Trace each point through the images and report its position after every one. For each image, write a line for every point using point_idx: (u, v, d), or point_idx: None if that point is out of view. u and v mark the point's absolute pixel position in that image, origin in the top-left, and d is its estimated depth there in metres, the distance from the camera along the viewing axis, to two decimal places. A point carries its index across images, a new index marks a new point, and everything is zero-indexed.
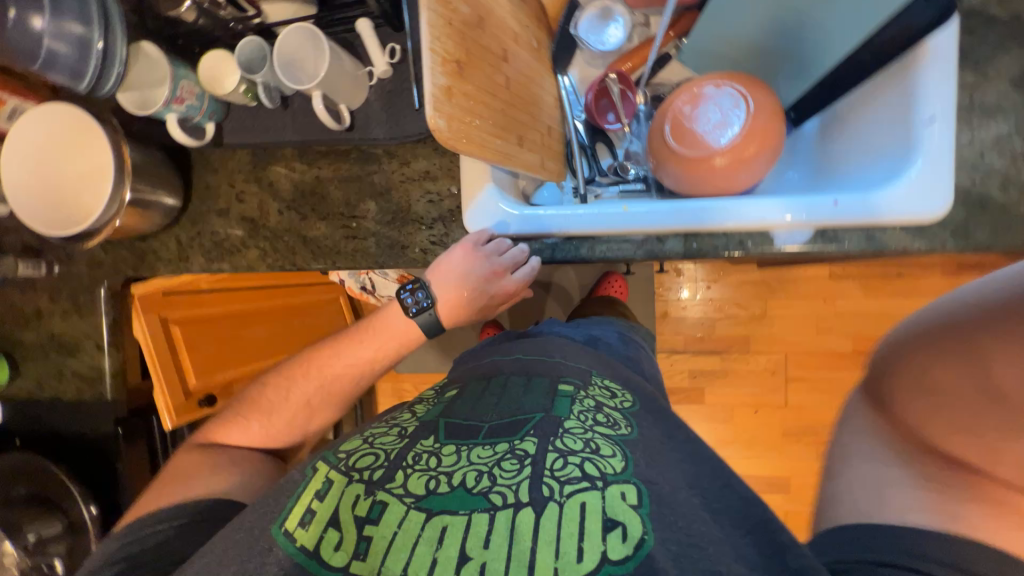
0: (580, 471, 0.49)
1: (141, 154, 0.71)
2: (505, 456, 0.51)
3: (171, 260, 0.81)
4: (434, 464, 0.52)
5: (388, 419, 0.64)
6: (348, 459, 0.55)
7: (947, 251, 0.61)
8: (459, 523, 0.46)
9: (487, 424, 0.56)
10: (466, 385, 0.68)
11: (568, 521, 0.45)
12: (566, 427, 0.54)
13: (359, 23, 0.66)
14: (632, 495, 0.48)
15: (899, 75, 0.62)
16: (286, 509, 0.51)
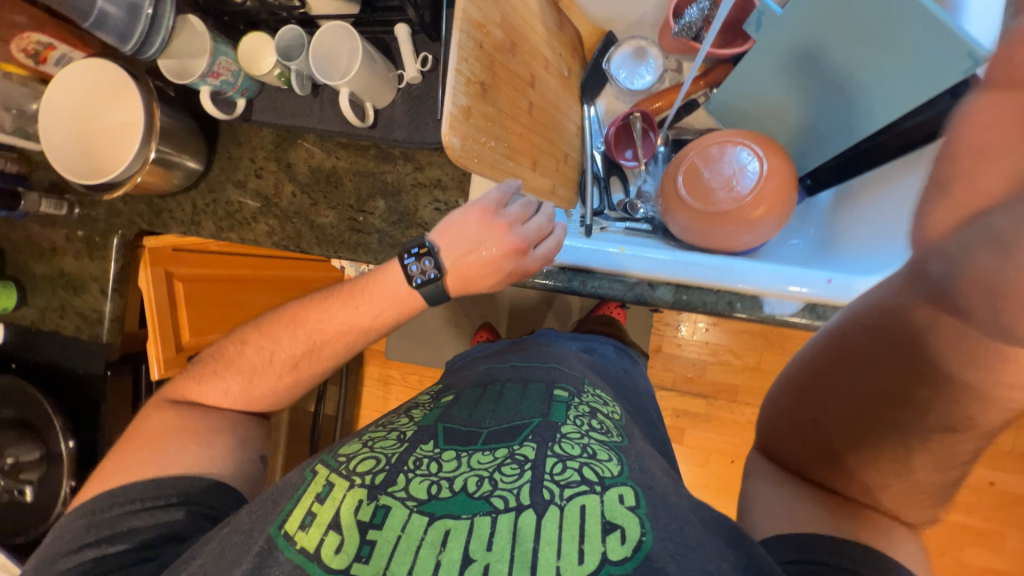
0: (579, 476, 0.50)
1: (173, 118, 0.74)
2: (505, 461, 0.53)
3: (184, 222, 0.84)
4: (435, 469, 0.53)
5: (386, 423, 0.65)
6: (348, 462, 0.56)
7: None
8: (461, 527, 0.47)
9: (486, 430, 0.58)
10: (461, 392, 0.70)
11: (569, 523, 0.46)
12: (563, 433, 0.56)
13: (399, 26, 0.70)
14: (628, 497, 0.49)
15: (914, 164, 0.63)
16: (285, 510, 0.51)
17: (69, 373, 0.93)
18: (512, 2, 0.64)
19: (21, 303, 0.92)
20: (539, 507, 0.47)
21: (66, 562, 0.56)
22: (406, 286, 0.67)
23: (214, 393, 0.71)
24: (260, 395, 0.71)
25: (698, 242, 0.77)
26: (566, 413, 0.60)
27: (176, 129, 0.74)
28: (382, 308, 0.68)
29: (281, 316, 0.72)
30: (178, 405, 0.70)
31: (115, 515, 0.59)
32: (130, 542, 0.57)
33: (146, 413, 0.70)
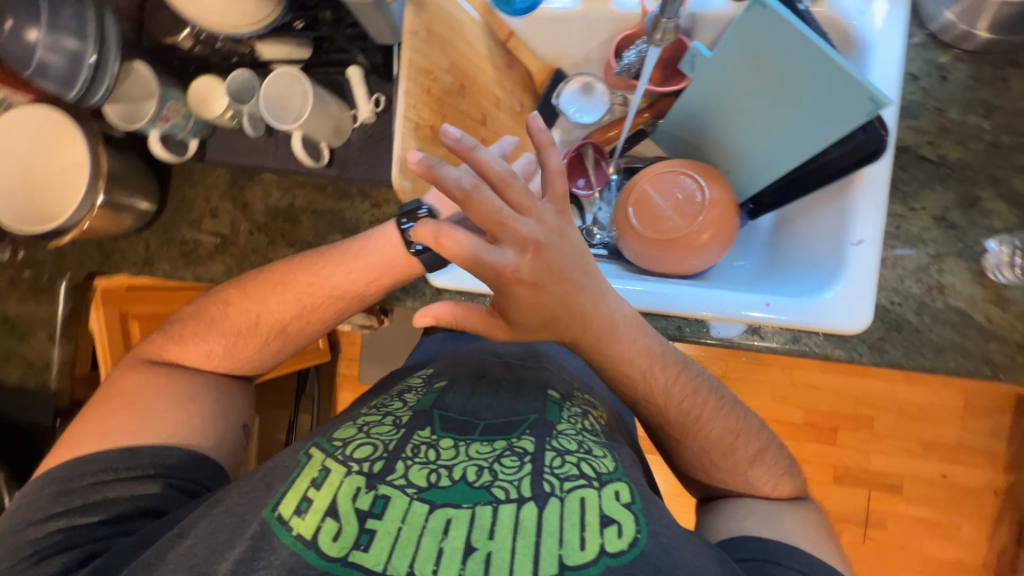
0: (578, 470, 0.52)
1: (122, 160, 0.74)
2: (505, 452, 0.53)
3: (136, 263, 0.82)
4: (434, 456, 0.52)
5: (379, 407, 0.62)
6: (345, 448, 0.54)
7: (864, 361, 0.64)
8: (464, 514, 0.48)
9: (482, 421, 0.58)
10: (457, 379, 0.66)
11: (570, 512, 0.48)
12: (560, 430, 0.58)
13: (352, 68, 0.71)
14: (625, 493, 0.51)
15: (837, 193, 0.68)
16: (279, 493, 0.50)
17: (15, 422, 0.88)
18: (459, 48, 0.66)
19: None
20: (540, 499, 0.49)
21: (33, 530, 0.54)
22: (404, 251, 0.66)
23: (197, 353, 0.69)
24: (244, 364, 0.71)
25: (650, 267, 0.80)
26: (559, 410, 0.61)
27: (125, 170, 0.74)
28: (378, 271, 0.67)
29: (269, 276, 0.69)
30: (155, 365, 0.67)
31: (88, 484, 0.57)
32: (103, 512, 0.56)
33: (121, 372, 0.67)
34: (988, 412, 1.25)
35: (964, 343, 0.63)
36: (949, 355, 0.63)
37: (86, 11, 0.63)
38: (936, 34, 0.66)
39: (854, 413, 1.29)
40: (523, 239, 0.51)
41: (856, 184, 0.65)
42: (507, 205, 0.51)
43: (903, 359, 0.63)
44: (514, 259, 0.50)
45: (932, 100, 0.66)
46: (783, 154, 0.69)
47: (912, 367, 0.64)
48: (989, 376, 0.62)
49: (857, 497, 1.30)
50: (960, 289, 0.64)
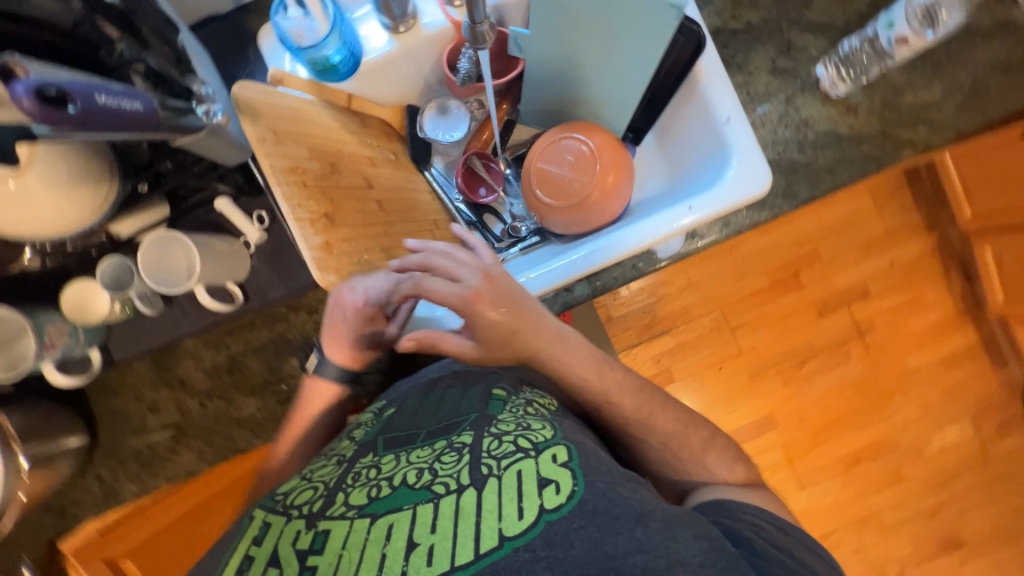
0: (514, 445, 0.49)
1: (31, 409, 0.67)
2: (444, 450, 0.51)
3: (97, 503, 0.73)
4: (376, 473, 0.51)
5: (328, 452, 0.58)
6: (286, 498, 0.51)
7: (786, 211, 0.72)
8: (404, 517, 0.45)
9: (424, 428, 0.56)
10: (404, 400, 0.61)
11: (506, 488, 0.45)
12: (499, 416, 0.54)
13: (219, 200, 0.69)
14: (561, 453, 0.48)
15: (691, 91, 0.75)
16: (223, 564, 0.47)
17: None
18: (312, 132, 0.66)
19: None
20: (477, 483, 0.46)
21: None
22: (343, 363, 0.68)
23: None
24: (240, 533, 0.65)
25: (581, 232, 0.84)
26: (503, 402, 0.57)
27: (39, 417, 0.67)
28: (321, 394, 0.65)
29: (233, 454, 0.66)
30: None
31: None
32: None
33: None
34: (890, 196, 1.42)
35: (846, 155, 0.72)
36: (841, 170, 0.72)
37: None
38: None
39: (802, 254, 1.41)
40: (478, 270, 0.59)
41: (701, 77, 0.72)
42: (461, 255, 0.61)
43: (812, 192, 0.72)
44: (474, 283, 0.58)
45: None
46: (630, 81, 0.76)
47: (820, 194, 0.72)
48: (875, 170, 0.72)
49: (841, 318, 1.43)
50: (818, 116, 0.73)
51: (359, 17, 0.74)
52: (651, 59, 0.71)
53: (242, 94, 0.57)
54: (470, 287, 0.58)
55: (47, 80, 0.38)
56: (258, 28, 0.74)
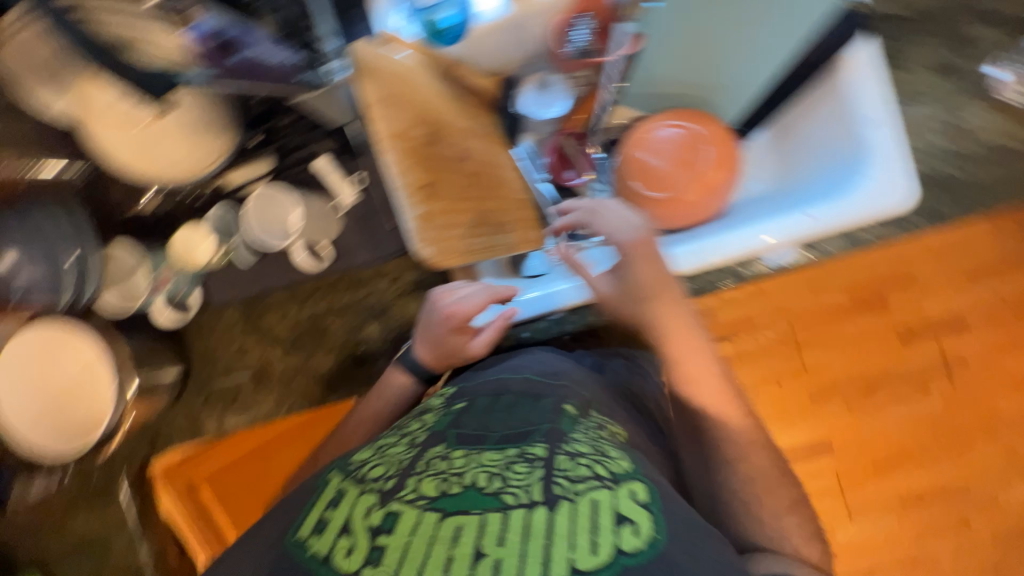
0: (591, 470, 0.43)
1: (135, 342, 0.71)
2: (516, 459, 0.44)
3: (185, 433, 0.79)
4: (445, 465, 0.44)
5: (397, 429, 0.54)
6: (362, 468, 0.47)
7: (926, 230, 0.64)
8: (473, 522, 0.39)
9: (496, 432, 0.48)
10: (475, 397, 0.54)
11: (580, 517, 0.39)
12: (572, 435, 0.47)
13: (319, 161, 0.69)
14: (640, 492, 0.42)
15: (830, 87, 0.67)
16: (302, 516, 0.43)
17: None
18: (422, 98, 0.64)
19: None
20: (551, 503, 0.40)
21: None
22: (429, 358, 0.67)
23: None
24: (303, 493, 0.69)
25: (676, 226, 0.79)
26: (574, 420, 0.50)
27: (141, 350, 0.71)
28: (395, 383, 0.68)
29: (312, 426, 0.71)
30: None
31: None
32: None
33: None
34: None
35: (1009, 174, 0.63)
36: (1000, 191, 0.63)
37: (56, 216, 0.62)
38: None
39: None
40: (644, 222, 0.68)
41: (845, 70, 0.64)
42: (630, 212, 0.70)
43: (961, 211, 0.63)
44: (640, 229, 0.65)
45: None
46: (759, 60, 0.72)
47: (970, 215, 0.64)
48: None
49: None
50: (977, 124, 0.64)
51: None
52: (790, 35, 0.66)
53: (362, 52, 0.58)
54: (634, 232, 0.65)
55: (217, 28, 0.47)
56: None
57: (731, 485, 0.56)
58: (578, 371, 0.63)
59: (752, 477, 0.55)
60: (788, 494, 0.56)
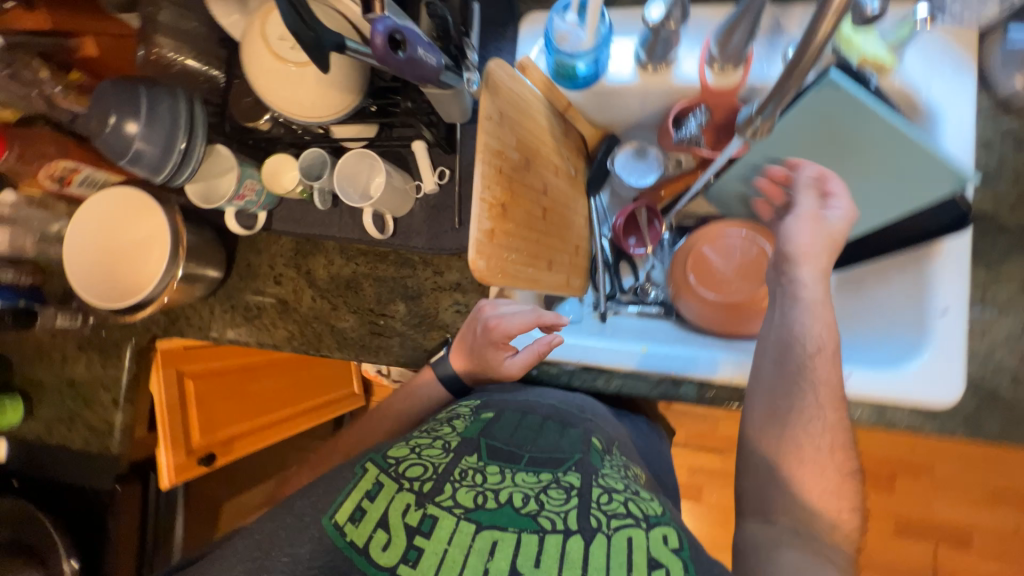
0: (624, 509, 0.50)
1: (198, 235, 0.77)
2: (551, 485, 0.53)
3: (201, 328, 0.85)
4: (481, 481, 0.53)
5: (429, 428, 0.62)
6: (397, 465, 0.55)
7: (956, 437, 0.61)
8: (508, 540, 0.48)
9: (527, 453, 0.57)
10: (502, 410, 0.64)
11: (617, 552, 0.47)
12: (605, 470, 0.56)
13: (416, 144, 0.73)
14: (672, 538, 0.48)
15: (912, 264, 0.66)
16: (338, 501, 0.53)
17: (68, 485, 0.88)
18: (524, 124, 0.67)
19: (26, 417, 0.90)
20: (586, 533, 0.48)
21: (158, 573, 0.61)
22: (459, 367, 0.72)
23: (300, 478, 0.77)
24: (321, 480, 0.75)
25: (711, 329, 0.80)
26: (602, 455, 0.59)
27: (200, 244, 0.76)
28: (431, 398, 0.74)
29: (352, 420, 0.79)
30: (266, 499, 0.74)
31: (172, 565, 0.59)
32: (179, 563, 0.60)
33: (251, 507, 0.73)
34: None
35: None
36: None
37: (179, 103, 0.66)
38: (1005, 99, 0.63)
39: (911, 460, 1.20)
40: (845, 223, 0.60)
41: (936, 258, 0.62)
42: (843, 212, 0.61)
43: (1001, 435, 0.60)
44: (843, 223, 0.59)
45: (1009, 167, 0.63)
46: (868, 212, 0.66)
47: (1008, 442, 0.60)
48: None
49: (925, 551, 1.20)
50: None
51: (615, 37, 0.74)
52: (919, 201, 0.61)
53: (495, 70, 0.61)
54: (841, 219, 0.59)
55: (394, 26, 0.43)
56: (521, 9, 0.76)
57: (808, 430, 0.55)
58: (618, 425, 0.70)
59: (830, 428, 0.54)
60: (850, 461, 0.54)
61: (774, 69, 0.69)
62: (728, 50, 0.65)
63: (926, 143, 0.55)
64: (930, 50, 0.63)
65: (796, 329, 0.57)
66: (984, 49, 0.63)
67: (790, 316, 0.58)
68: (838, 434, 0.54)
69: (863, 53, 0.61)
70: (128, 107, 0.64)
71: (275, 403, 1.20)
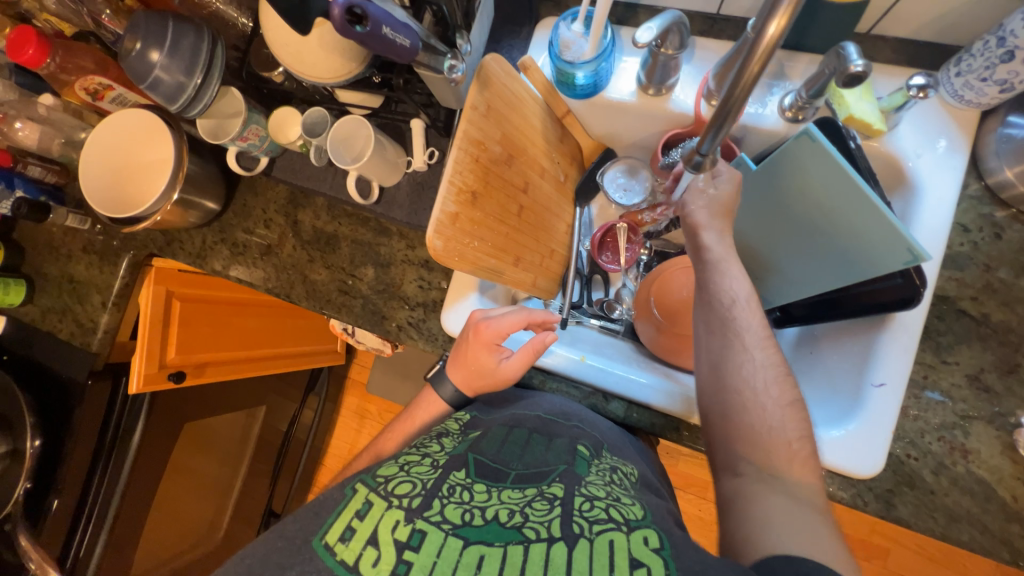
0: (606, 515, 0.49)
1: (202, 167, 0.82)
2: (535, 498, 0.52)
3: (191, 254, 0.91)
4: (468, 498, 0.52)
5: (418, 448, 0.62)
6: (387, 483, 0.54)
7: (867, 510, 0.61)
8: (496, 553, 0.45)
9: (514, 471, 0.57)
10: (489, 429, 0.66)
11: (599, 554, 0.44)
12: (588, 479, 0.55)
13: (414, 122, 0.74)
14: (654, 539, 0.46)
15: (867, 330, 0.65)
16: (328, 522, 0.50)
17: (52, 372, 0.97)
18: (514, 121, 0.70)
19: (26, 301, 0.98)
20: (569, 540, 0.46)
21: None
22: (465, 386, 0.72)
23: None
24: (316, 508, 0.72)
25: (659, 354, 0.82)
26: (588, 464, 0.58)
27: (201, 175, 0.81)
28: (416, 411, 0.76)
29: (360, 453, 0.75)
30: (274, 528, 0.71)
31: None
32: None
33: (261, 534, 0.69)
34: None
35: (983, 517, 0.59)
36: (963, 526, 0.59)
37: (202, 43, 0.71)
38: (993, 187, 0.62)
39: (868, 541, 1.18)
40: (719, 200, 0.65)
41: (886, 328, 0.62)
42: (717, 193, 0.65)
43: (912, 519, 0.60)
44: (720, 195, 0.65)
45: (980, 255, 0.62)
46: (831, 274, 0.65)
47: (917, 528, 0.60)
48: (1008, 560, 0.58)
49: None
50: (986, 457, 0.59)
51: (622, 55, 0.75)
52: (874, 269, 0.58)
53: (489, 64, 0.64)
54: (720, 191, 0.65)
55: (355, 2, 0.45)
56: (541, 12, 0.79)
57: (742, 375, 0.55)
58: (605, 427, 0.70)
59: (761, 366, 0.55)
60: (792, 391, 0.54)
61: (769, 114, 0.68)
62: (723, 86, 0.67)
63: (876, 204, 0.53)
64: (926, 121, 0.63)
65: (714, 289, 0.60)
66: (981, 131, 0.62)
67: (714, 277, 0.61)
68: (776, 370, 0.55)
69: (852, 111, 0.61)
70: (154, 37, 0.69)
71: (260, 341, 1.26)
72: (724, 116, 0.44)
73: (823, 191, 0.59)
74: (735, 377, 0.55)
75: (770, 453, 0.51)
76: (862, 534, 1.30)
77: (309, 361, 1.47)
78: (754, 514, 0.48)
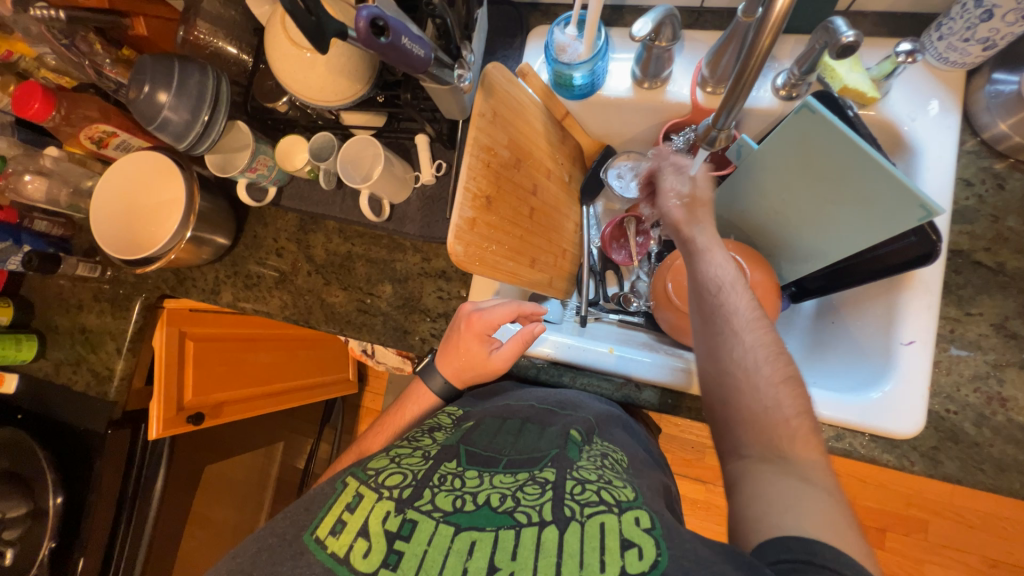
0: (597, 496, 0.48)
1: (212, 202, 0.83)
2: (527, 482, 0.51)
3: (205, 290, 0.91)
4: (459, 485, 0.51)
5: (409, 441, 0.61)
6: (378, 476, 0.53)
7: (914, 470, 0.61)
8: (487, 539, 0.45)
9: (506, 457, 0.57)
10: (482, 419, 0.65)
11: (590, 537, 0.44)
12: (579, 464, 0.55)
13: (420, 136, 0.77)
14: (645, 519, 0.46)
15: (888, 290, 0.66)
16: (319, 516, 0.49)
17: (69, 426, 0.95)
18: (518, 126, 0.72)
19: (39, 356, 0.97)
20: (561, 523, 0.45)
21: None
22: (451, 377, 0.71)
23: None
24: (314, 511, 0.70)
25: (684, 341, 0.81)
26: (579, 447, 0.58)
27: (213, 210, 0.82)
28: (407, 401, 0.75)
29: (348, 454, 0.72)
30: None
31: None
32: None
33: None
34: None
35: None
36: (1014, 475, 0.58)
37: (207, 79, 0.73)
38: (989, 141, 0.64)
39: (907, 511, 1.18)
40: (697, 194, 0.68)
41: (908, 286, 0.63)
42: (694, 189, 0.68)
43: (961, 474, 0.59)
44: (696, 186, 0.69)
45: (987, 207, 0.64)
46: (843, 243, 0.67)
47: (968, 483, 0.60)
48: None
49: None
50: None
51: (614, 54, 0.78)
52: (887, 231, 0.60)
53: (491, 72, 0.66)
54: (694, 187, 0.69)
55: (379, 13, 0.46)
56: (530, 22, 0.82)
57: (735, 356, 0.55)
58: (605, 408, 0.71)
59: (751, 348, 0.55)
60: (786, 369, 0.54)
61: (763, 94, 0.70)
62: (717, 71, 0.69)
63: (887, 168, 0.54)
64: (916, 86, 0.65)
65: (700, 278, 0.61)
66: (969, 90, 0.65)
67: (697, 264, 0.62)
68: (767, 349, 0.55)
69: (845, 82, 0.64)
70: (162, 79, 0.71)
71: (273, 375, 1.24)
72: (738, 95, 0.50)
73: (825, 163, 0.61)
74: (734, 358, 0.55)
75: (778, 427, 0.50)
76: (898, 508, 1.29)
77: (326, 393, 1.46)
78: (803, 476, 0.47)
